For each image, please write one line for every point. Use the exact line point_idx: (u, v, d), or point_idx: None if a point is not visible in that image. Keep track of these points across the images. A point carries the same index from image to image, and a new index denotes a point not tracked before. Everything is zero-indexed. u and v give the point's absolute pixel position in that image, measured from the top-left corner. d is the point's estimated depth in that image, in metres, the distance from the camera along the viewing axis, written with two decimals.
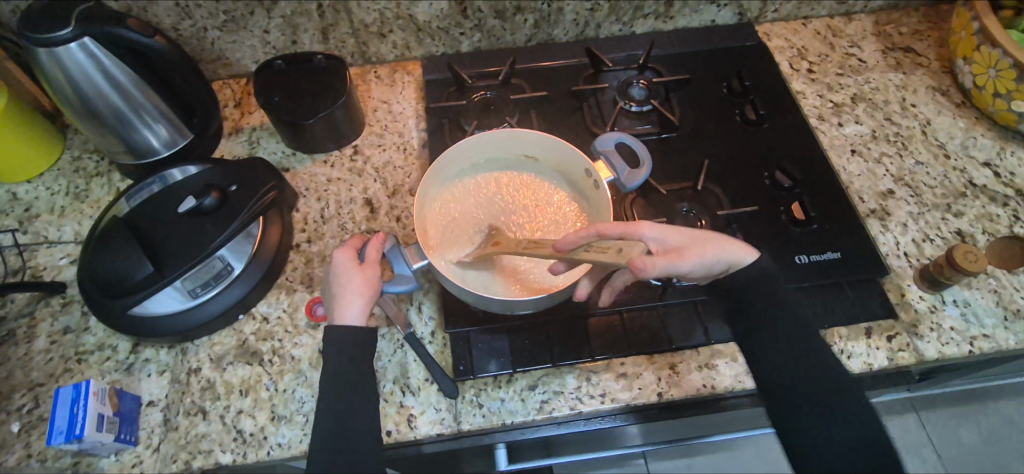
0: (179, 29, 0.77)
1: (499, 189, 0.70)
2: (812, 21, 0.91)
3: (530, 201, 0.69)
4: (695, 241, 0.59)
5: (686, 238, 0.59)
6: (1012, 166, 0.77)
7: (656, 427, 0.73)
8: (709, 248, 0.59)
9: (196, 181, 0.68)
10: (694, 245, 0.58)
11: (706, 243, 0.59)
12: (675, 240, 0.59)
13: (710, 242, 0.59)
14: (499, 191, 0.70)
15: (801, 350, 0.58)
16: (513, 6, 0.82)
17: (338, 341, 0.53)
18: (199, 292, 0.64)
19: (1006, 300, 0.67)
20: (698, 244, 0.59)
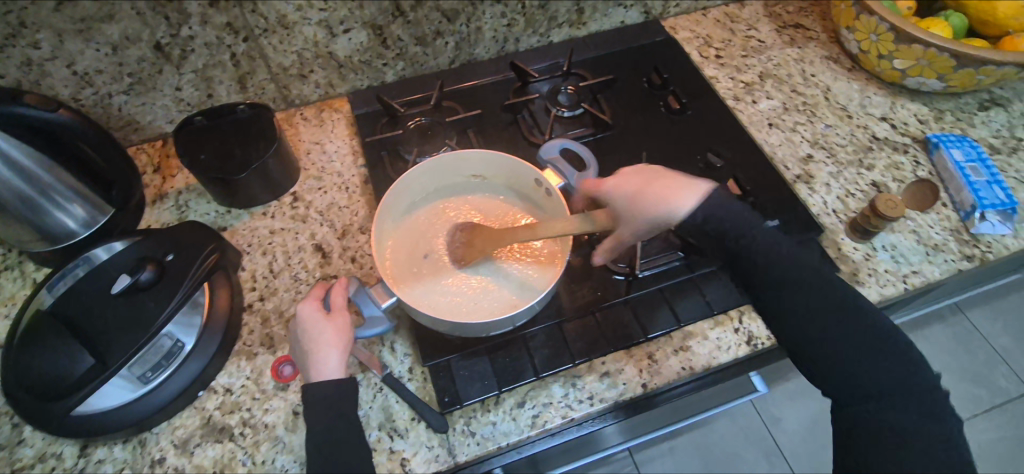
0: (80, 99, 0.72)
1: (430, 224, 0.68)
2: (711, 11, 0.97)
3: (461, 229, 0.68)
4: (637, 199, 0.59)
5: (669, 178, 0.60)
6: (905, 117, 0.85)
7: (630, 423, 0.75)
8: (654, 198, 0.58)
9: (126, 258, 0.63)
10: (665, 186, 0.59)
11: (656, 189, 0.59)
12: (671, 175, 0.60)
13: (642, 196, 0.59)
14: (431, 226, 0.68)
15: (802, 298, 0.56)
16: (433, 31, 0.82)
17: (318, 399, 0.50)
18: (150, 376, 0.59)
19: (925, 237, 0.75)
20: (646, 185, 0.60)
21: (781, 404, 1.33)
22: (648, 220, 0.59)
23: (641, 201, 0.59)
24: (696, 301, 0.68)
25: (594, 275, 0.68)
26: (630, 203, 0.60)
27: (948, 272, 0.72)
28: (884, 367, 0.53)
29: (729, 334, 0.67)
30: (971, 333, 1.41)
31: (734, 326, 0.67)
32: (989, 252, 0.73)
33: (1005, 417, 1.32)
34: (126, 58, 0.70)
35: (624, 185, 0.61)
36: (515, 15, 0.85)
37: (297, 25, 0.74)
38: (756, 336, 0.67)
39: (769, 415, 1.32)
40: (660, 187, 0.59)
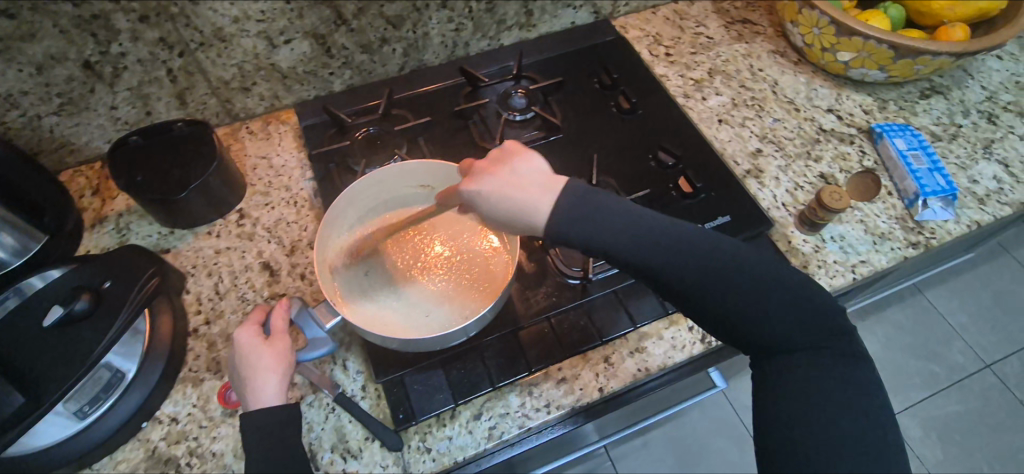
0: (6, 123, 0.68)
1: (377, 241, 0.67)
2: (660, 9, 0.98)
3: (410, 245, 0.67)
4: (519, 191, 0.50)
5: (526, 181, 0.50)
6: (850, 108, 0.87)
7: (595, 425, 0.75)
8: (521, 207, 0.50)
9: (58, 288, 0.61)
10: (524, 190, 0.50)
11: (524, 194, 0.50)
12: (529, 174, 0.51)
13: (507, 203, 0.50)
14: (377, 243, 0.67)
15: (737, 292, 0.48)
16: (378, 38, 0.81)
17: (260, 427, 0.49)
18: (87, 411, 0.57)
19: (872, 226, 0.76)
20: (511, 191, 0.50)
21: (751, 393, 1.35)
22: (519, 229, 0.51)
23: (507, 205, 0.50)
24: (650, 301, 0.68)
25: (548, 280, 0.68)
26: (499, 212, 0.51)
27: (894, 260, 0.73)
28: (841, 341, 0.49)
29: (683, 333, 0.67)
30: (928, 312, 1.46)
31: (688, 324, 0.68)
32: (933, 238, 0.75)
33: (963, 392, 1.37)
34: (52, 78, 0.67)
35: (484, 188, 0.51)
36: (462, 20, 0.84)
37: (235, 37, 0.72)
38: (710, 333, 0.67)
39: (739, 404, 1.34)
40: (524, 194, 0.50)
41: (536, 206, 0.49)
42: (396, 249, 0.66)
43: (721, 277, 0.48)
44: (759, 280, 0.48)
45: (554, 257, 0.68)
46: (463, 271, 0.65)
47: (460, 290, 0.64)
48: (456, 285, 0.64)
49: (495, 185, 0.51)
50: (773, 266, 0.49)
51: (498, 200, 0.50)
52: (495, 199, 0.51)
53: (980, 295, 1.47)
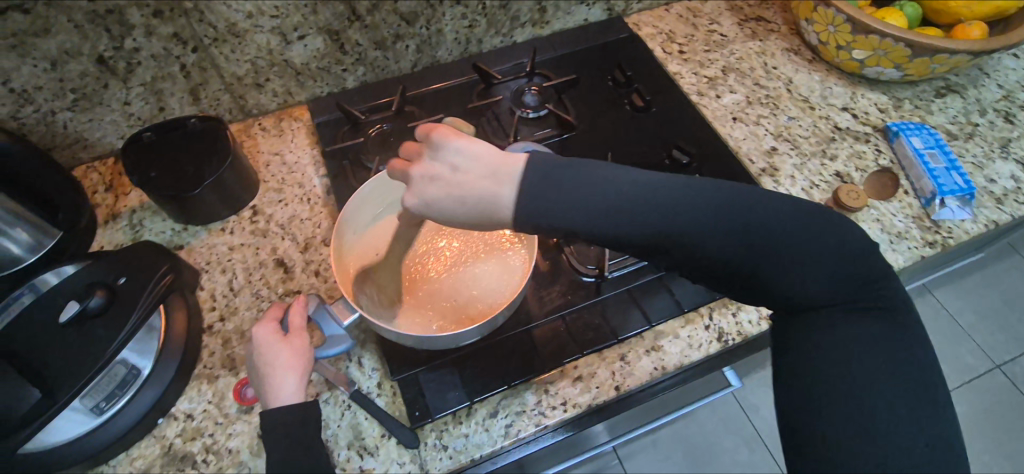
0: (20, 118, 0.68)
1: (390, 241, 0.67)
2: (673, 6, 0.97)
3: (423, 245, 0.67)
4: (463, 188, 0.46)
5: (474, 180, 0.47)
6: (865, 107, 0.86)
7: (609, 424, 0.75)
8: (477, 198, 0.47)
9: (73, 284, 0.60)
10: (473, 184, 0.46)
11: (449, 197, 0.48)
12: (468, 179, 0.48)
13: (460, 204, 0.46)
14: (391, 243, 0.67)
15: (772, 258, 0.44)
16: (392, 34, 0.80)
17: (278, 424, 0.48)
18: (103, 406, 0.57)
19: (888, 226, 0.75)
20: (456, 189, 0.46)
21: (760, 392, 1.35)
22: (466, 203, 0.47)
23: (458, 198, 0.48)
24: (666, 300, 0.67)
25: (563, 278, 0.67)
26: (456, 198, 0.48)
27: (911, 259, 0.73)
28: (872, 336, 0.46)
29: (700, 332, 0.66)
30: (938, 312, 1.45)
31: (704, 323, 0.67)
32: (951, 237, 0.74)
33: (972, 392, 1.36)
34: (67, 73, 0.66)
35: (430, 196, 0.47)
36: (476, 16, 0.83)
37: (249, 33, 0.72)
38: (727, 332, 0.67)
39: (748, 404, 1.33)
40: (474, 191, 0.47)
41: (487, 196, 0.45)
42: (410, 248, 0.67)
43: (737, 237, 0.44)
44: (800, 236, 0.44)
45: (568, 255, 0.68)
46: (469, 272, 0.65)
47: (477, 286, 0.64)
48: (473, 281, 0.64)
49: (438, 186, 0.47)
50: (814, 223, 0.45)
51: (454, 200, 0.47)
52: (460, 208, 0.47)
53: (990, 296, 1.47)
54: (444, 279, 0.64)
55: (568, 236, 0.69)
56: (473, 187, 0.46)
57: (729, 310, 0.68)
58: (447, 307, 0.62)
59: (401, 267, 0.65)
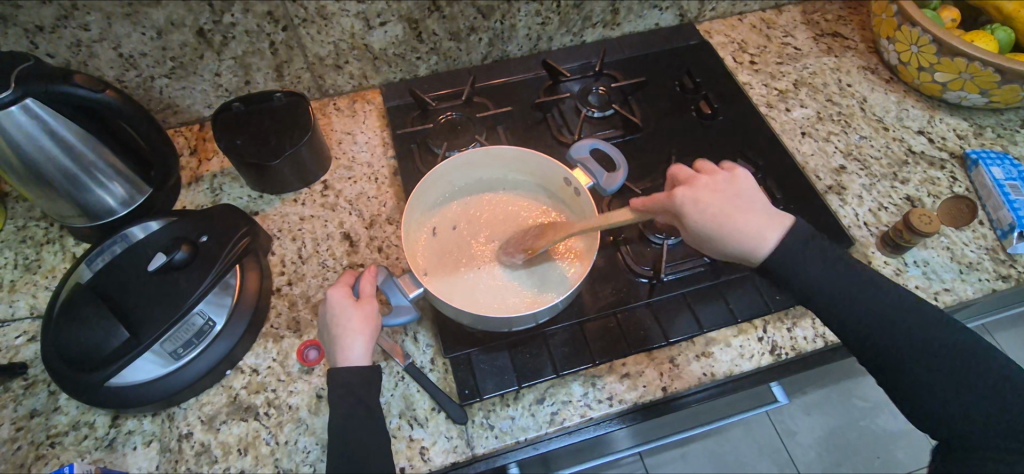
0: (124, 81, 0.74)
1: (454, 216, 0.71)
2: (747, 16, 0.96)
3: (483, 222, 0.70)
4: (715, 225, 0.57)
5: (749, 207, 0.58)
6: (943, 132, 0.84)
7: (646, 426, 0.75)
8: (743, 229, 0.56)
9: (159, 237, 0.65)
10: (738, 216, 0.57)
11: (740, 225, 0.56)
12: (760, 203, 0.58)
13: (721, 227, 0.57)
14: (454, 219, 0.70)
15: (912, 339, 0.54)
16: (467, 26, 0.83)
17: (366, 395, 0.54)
18: (181, 353, 0.61)
19: (959, 255, 0.73)
20: (724, 220, 0.57)
21: (798, 417, 1.31)
22: (730, 253, 0.58)
23: (726, 238, 0.57)
24: (719, 307, 0.67)
25: (618, 276, 0.68)
26: (710, 233, 0.58)
27: (980, 291, 0.71)
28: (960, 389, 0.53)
29: (752, 343, 0.66)
30: (998, 355, 1.35)
31: (757, 334, 0.67)
32: None
33: None
34: (169, 43, 0.71)
35: (703, 203, 0.57)
36: (550, 14, 0.85)
37: (335, 16, 0.75)
38: (780, 346, 0.66)
39: (784, 427, 1.30)
40: (745, 218, 0.57)
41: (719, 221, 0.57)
42: (471, 224, 0.70)
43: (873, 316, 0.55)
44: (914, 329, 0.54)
45: (624, 254, 0.69)
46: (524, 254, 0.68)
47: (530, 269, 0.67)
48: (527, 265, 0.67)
49: (710, 212, 0.57)
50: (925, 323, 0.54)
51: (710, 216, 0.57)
52: (705, 224, 0.57)
53: None
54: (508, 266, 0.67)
55: (626, 235, 0.70)
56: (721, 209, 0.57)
57: (784, 324, 0.67)
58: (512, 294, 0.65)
59: (460, 243, 0.69)
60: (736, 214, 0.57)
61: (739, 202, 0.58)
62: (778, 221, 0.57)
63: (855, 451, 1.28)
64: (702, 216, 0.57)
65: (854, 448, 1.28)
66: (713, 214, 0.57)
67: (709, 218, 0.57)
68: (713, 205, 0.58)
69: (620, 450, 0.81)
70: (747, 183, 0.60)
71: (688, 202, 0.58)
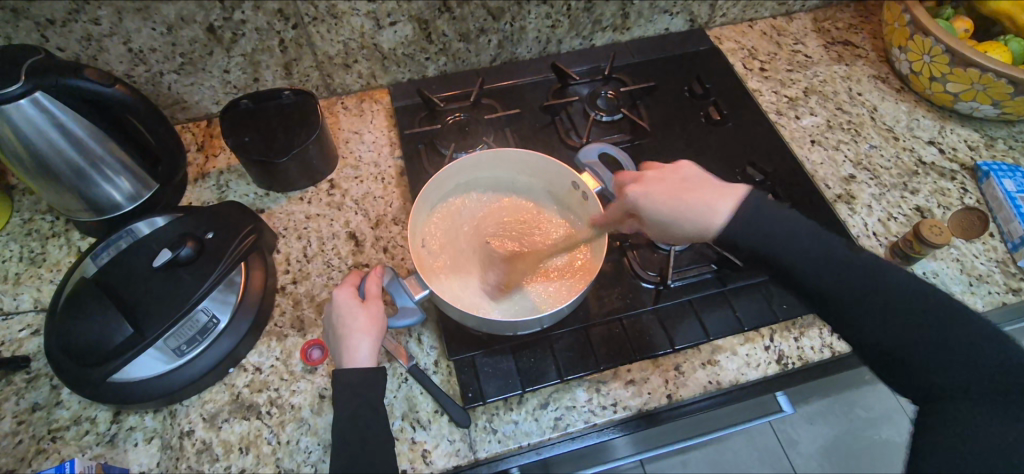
0: (133, 76, 0.74)
1: (454, 220, 0.70)
2: (757, 23, 0.96)
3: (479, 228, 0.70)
4: (670, 209, 0.58)
5: (698, 185, 0.59)
6: (954, 143, 0.83)
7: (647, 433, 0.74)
8: (691, 208, 0.57)
9: (165, 233, 0.65)
10: (697, 193, 0.58)
11: (699, 200, 0.57)
12: (709, 182, 0.59)
13: (675, 206, 0.58)
14: (455, 223, 0.70)
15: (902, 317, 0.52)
16: (477, 28, 0.82)
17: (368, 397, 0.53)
18: (184, 349, 0.60)
19: (968, 267, 0.72)
20: (682, 196, 0.58)
21: (800, 426, 1.30)
22: (687, 234, 0.58)
23: (686, 217, 0.57)
24: (726, 315, 0.66)
25: (624, 281, 0.68)
26: (665, 216, 0.58)
27: (990, 304, 0.70)
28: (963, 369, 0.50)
29: (759, 352, 0.66)
30: None
31: (764, 343, 0.66)
32: None
33: None
34: (179, 39, 0.71)
35: (650, 190, 0.59)
36: (560, 17, 0.84)
37: (346, 15, 0.75)
38: (787, 356, 0.66)
39: (787, 437, 1.29)
40: (693, 199, 0.57)
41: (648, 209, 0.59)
42: (467, 229, 0.70)
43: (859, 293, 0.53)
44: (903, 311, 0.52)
45: (631, 259, 0.68)
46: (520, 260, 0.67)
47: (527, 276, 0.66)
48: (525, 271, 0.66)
49: (659, 197, 0.58)
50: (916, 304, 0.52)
51: (659, 203, 0.58)
52: (662, 210, 0.58)
53: None
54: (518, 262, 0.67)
55: (632, 240, 0.69)
56: (656, 189, 0.59)
57: (791, 333, 0.67)
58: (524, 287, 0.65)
59: (460, 247, 0.68)
60: (685, 190, 0.58)
61: (688, 182, 0.59)
62: (725, 192, 0.57)
63: (857, 463, 1.27)
64: (653, 200, 0.58)
65: (857, 460, 1.27)
66: (665, 195, 0.58)
67: (660, 203, 0.58)
68: (653, 190, 0.59)
69: (621, 457, 0.80)
70: (690, 169, 0.61)
71: (636, 196, 0.59)
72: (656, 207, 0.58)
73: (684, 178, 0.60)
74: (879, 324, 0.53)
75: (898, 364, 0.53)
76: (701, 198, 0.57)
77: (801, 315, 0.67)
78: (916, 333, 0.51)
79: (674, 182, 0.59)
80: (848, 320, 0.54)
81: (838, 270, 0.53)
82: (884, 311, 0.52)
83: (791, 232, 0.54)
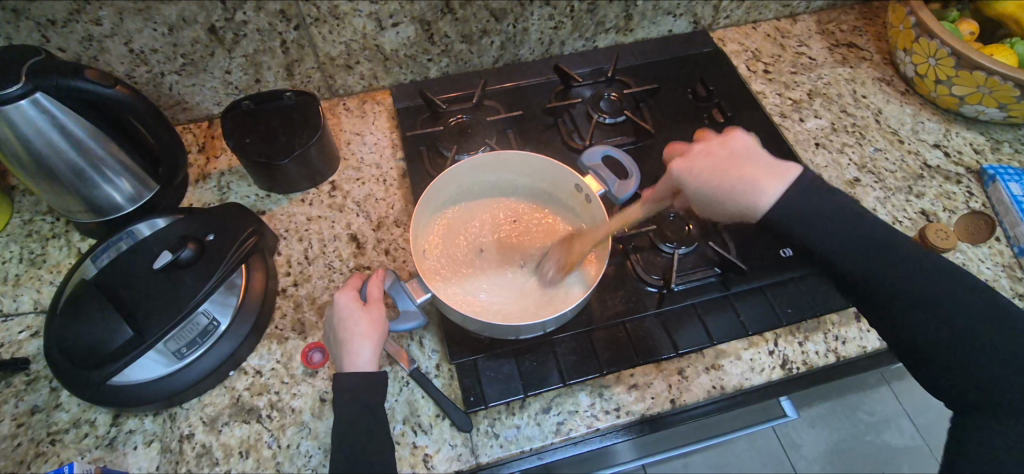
0: (134, 77, 0.74)
1: (456, 223, 0.70)
2: (761, 25, 0.95)
3: (480, 231, 0.70)
4: (721, 189, 0.56)
5: (750, 160, 0.57)
6: (959, 146, 0.83)
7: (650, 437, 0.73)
8: (737, 183, 0.56)
9: (165, 234, 0.64)
10: (750, 173, 0.56)
11: (752, 182, 0.56)
12: (760, 157, 0.57)
13: (723, 184, 0.55)
14: (456, 225, 0.70)
15: (921, 296, 0.55)
16: (479, 29, 0.82)
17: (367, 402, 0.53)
18: (184, 352, 0.60)
19: (974, 271, 0.72)
20: (730, 172, 0.56)
21: (802, 430, 1.30)
22: (727, 212, 0.57)
23: (732, 198, 0.56)
24: (730, 319, 0.66)
25: (627, 285, 0.67)
26: (710, 194, 0.56)
27: None
28: (980, 350, 0.54)
29: (763, 356, 0.65)
30: None
31: (768, 348, 0.66)
32: None
33: None
34: (180, 39, 0.71)
35: (696, 166, 0.56)
36: (563, 18, 0.84)
37: (348, 16, 0.75)
38: (791, 360, 0.65)
39: (789, 440, 1.29)
40: (739, 173, 0.56)
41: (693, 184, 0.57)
42: (468, 233, 0.70)
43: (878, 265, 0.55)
44: (922, 285, 0.55)
45: (633, 262, 0.68)
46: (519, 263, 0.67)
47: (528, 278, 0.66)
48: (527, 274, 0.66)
49: (707, 173, 0.56)
50: (943, 273, 0.55)
51: (710, 176, 0.56)
52: (711, 188, 0.56)
53: None
54: (526, 267, 0.67)
55: (635, 243, 0.69)
56: (707, 162, 0.56)
57: (795, 338, 0.66)
58: (527, 294, 0.65)
59: (462, 250, 0.68)
60: (736, 165, 0.56)
61: (734, 158, 0.57)
62: (786, 174, 0.57)
63: (860, 466, 1.26)
64: (704, 174, 0.56)
65: (860, 463, 1.26)
66: (711, 169, 0.56)
67: (709, 180, 0.56)
68: (699, 165, 0.57)
69: (621, 463, 0.78)
70: (741, 139, 0.58)
71: (681, 171, 0.57)
72: (704, 180, 0.56)
73: (732, 152, 0.57)
74: (912, 291, 0.55)
75: (918, 342, 0.56)
76: (752, 177, 0.56)
77: (805, 319, 0.67)
78: (939, 309, 0.54)
79: (733, 152, 0.57)
80: (872, 291, 0.57)
81: (859, 248, 0.56)
82: (909, 283, 0.55)
83: (819, 213, 0.56)
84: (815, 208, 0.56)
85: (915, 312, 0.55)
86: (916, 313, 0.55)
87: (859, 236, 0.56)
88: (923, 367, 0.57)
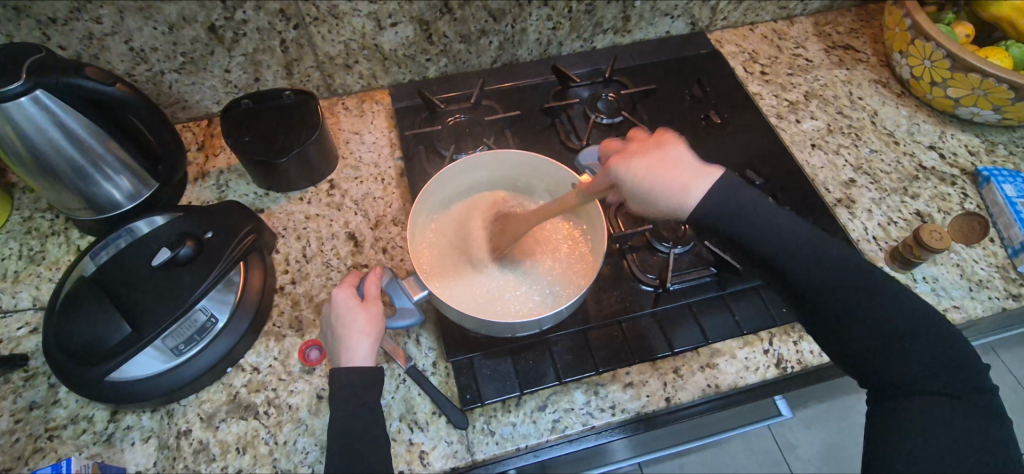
0: (134, 75, 0.74)
1: (450, 220, 0.71)
2: (759, 26, 0.96)
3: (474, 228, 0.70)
4: (642, 194, 0.56)
5: (678, 163, 0.57)
6: (954, 148, 0.83)
7: (646, 435, 0.74)
8: (665, 187, 0.56)
9: (165, 231, 0.65)
10: (673, 176, 0.56)
11: (670, 184, 0.56)
12: (687, 160, 0.57)
13: (650, 188, 0.56)
14: (451, 223, 0.70)
15: (865, 297, 0.54)
16: (478, 29, 0.82)
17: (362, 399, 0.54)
18: (182, 349, 0.60)
19: (968, 272, 0.72)
20: (658, 174, 0.56)
21: (799, 431, 1.30)
22: (660, 212, 0.58)
23: (656, 201, 0.56)
24: (724, 319, 0.66)
25: (622, 284, 0.67)
26: (641, 194, 0.57)
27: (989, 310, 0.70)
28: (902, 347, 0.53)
29: (758, 355, 0.66)
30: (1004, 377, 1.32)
31: (763, 347, 0.66)
32: None
33: None
34: (181, 38, 0.71)
35: (632, 167, 0.56)
36: (561, 19, 0.84)
37: (347, 15, 0.75)
38: (786, 359, 0.65)
39: (786, 441, 1.29)
40: (667, 175, 0.56)
41: (628, 186, 0.57)
42: (462, 230, 0.70)
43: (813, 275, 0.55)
44: (830, 288, 0.54)
45: (630, 261, 0.68)
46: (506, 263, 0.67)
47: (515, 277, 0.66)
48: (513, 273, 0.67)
49: (639, 177, 0.56)
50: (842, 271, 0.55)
51: (650, 183, 0.56)
52: (637, 194, 0.56)
53: None
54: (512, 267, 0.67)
55: (632, 243, 0.69)
56: (642, 164, 0.56)
57: (790, 337, 0.67)
58: (514, 292, 0.65)
59: (457, 247, 0.68)
60: (653, 167, 0.56)
61: (672, 163, 0.56)
62: (710, 181, 0.56)
63: (857, 467, 1.26)
64: (630, 175, 0.56)
65: (857, 464, 1.26)
66: (641, 170, 0.56)
67: (638, 182, 0.56)
68: (636, 168, 0.56)
69: (617, 461, 0.79)
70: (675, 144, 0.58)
71: (618, 171, 0.57)
72: (649, 189, 0.56)
73: (665, 156, 0.57)
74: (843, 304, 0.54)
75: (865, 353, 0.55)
76: (717, 186, 0.56)
77: None
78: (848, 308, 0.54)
79: (650, 157, 0.57)
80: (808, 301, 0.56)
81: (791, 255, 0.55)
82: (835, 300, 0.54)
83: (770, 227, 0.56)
84: (745, 203, 0.56)
85: (840, 321, 0.55)
86: (845, 317, 0.54)
87: (790, 238, 0.56)
88: (878, 377, 0.55)
